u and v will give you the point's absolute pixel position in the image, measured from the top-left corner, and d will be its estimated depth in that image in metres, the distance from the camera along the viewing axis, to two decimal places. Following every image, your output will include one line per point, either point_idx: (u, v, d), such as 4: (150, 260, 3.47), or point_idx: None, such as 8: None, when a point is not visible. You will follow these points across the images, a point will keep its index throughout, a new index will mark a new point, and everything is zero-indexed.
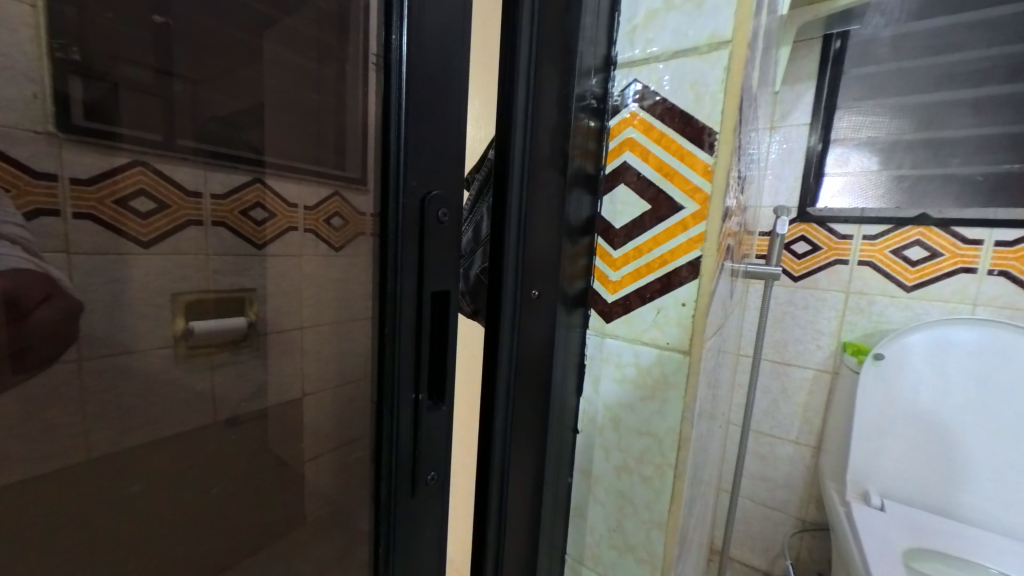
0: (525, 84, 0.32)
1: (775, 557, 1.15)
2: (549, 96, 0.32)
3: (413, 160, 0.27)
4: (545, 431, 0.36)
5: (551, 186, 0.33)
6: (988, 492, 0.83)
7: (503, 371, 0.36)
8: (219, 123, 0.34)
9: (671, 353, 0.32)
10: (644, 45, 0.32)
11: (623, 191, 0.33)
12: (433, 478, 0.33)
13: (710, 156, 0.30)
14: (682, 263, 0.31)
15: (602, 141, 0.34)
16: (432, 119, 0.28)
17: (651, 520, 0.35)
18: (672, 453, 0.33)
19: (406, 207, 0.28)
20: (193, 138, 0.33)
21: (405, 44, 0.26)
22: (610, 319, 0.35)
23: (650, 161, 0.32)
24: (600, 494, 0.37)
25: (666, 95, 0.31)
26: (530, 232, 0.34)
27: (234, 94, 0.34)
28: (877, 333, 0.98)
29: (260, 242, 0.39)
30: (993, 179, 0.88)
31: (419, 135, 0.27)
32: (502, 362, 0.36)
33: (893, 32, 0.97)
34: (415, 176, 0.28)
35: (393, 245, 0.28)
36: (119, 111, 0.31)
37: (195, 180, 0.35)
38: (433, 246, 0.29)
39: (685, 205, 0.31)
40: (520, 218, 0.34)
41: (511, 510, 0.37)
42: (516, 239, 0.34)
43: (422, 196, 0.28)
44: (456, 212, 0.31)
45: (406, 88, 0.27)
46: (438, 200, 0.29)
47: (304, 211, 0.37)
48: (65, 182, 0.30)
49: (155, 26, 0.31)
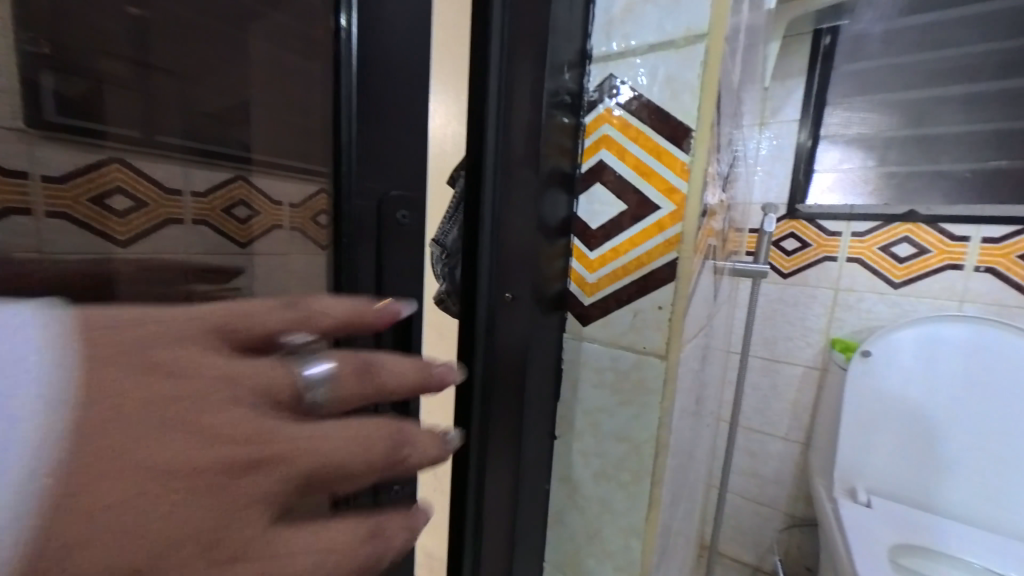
0: (496, 75, 0.31)
1: (764, 553, 1.15)
2: (523, 89, 0.31)
3: (369, 159, 0.27)
4: (521, 438, 0.35)
5: (526, 184, 0.31)
6: (971, 488, 0.84)
7: (478, 378, 0.34)
8: (208, 119, 0.31)
9: (648, 358, 0.32)
10: (621, 39, 0.31)
11: (600, 191, 0.32)
12: (398, 489, 0.32)
13: (686, 154, 0.29)
14: (658, 264, 0.31)
15: (577, 138, 0.33)
16: (393, 116, 0.27)
17: (629, 527, 0.34)
18: (650, 460, 0.33)
19: (361, 208, 0.27)
20: (178, 135, 0.31)
21: (358, 33, 0.25)
22: (587, 322, 0.34)
23: (626, 160, 0.31)
24: (578, 500, 0.36)
25: (642, 91, 0.30)
26: (503, 231, 0.32)
27: (219, 88, 0.31)
28: (865, 329, 0.99)
29: (245, 240, 0.34)
30: (980, 175, 0.89)
31: (374, 133, 0.26)
32: (476, 376, 0.34)
33: (883, 28, 0.97)
34: (371, 176, 0.27)
35: (347, 249, 0.27)
36: (102, 106, 0.28)
37: (175, 178, 0.31)
38: (394, 249, 0.29)
39: (662, 205, 0.30)
40: (494, 216, 0.32)
41: (488, 524, 0.35)
42: (489, 239, 0.32)
43: (379, 197, 0.27)
44: (421, 213, 0.29)
45: (358, 83, 0.25)
46: (397, 201, 0.28)
47: (291, 209, 0.34)
48: (36, 180, 0.27)
49: (132, 19, 0.28)
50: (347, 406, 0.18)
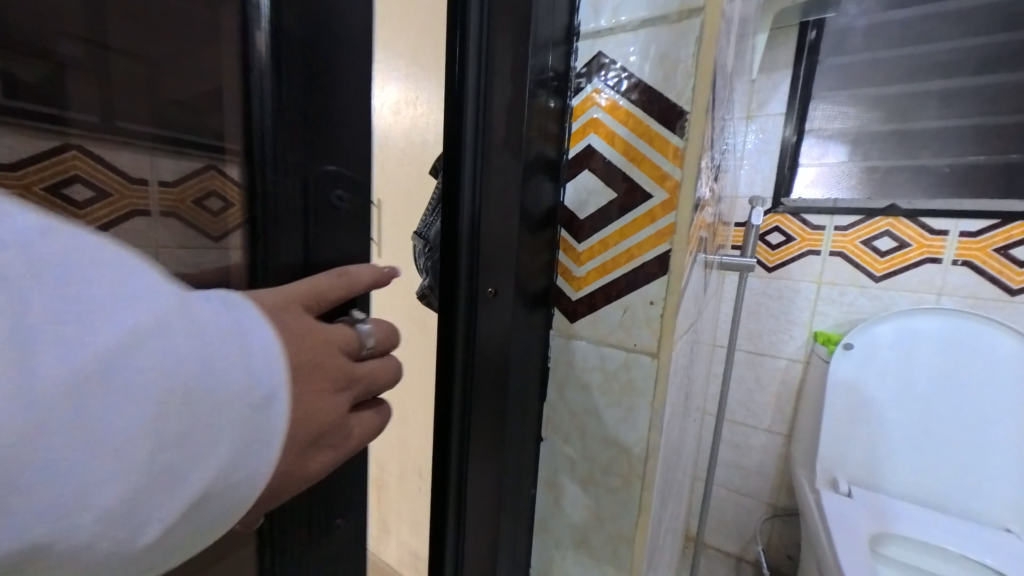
0: (475, 58, 0.29)
1: (747, 543, 1.17)
2: (503, 67, 0.28)
3: (293, 134, 0.24)
4: (502, 444, 0.33)
5: (508, 171, 0.29)
6: (945, 476, 0.86)
7: (458, 375, 0.33)
8: (182, 108, 0.22)
9: (639, 356, 0.30)
10: (611, 14, 0.28)
11: (588, 179, 0.30)
12: (342, 523, 0.30)
13: (680, 138, 0.27)
14: (649, 257, 0.29)
15: (564, 122, 0.31)
16: (336, 92, 0.25)
17: (618, 534, 0.33)
18: (639, 464, 0.31)
19: (285, 186, 0.25)
20: (149, 122, 0.22)
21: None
22: (575, 319, 0.32)
23: (616, 145, 0.29)
24: (566, 506, 0.34)
25: (633, 71, 0.28)
26: (484, 222, 0.30)
27: (189, 69, 0.22)
28: (847, 323, 1.00)
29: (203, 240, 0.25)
30: (959, 170, 0.90)
31: (301, 101, 0.24)
32: (454, 376, 0.33)
33: (866, 22, 0.97)
34: (294, 152, 0.25)
35: (271, 240, 0.25)
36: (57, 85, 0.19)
37: (139, 167, 0.22)
38: (316, 231, 0.26)
39: (655, 193, 0.28)
40: (475, 206, 0.31)
41: (471, 530, 0.34)
42: (470, 229, 0.31)
43: (309, 177, 0.25)
44: (358, 194, 0.28)
45: (279, 49, 0.23)
46: (331, 178, 0.26)
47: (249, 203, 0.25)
48: None
49: None
50: (334, 381, 0.20)
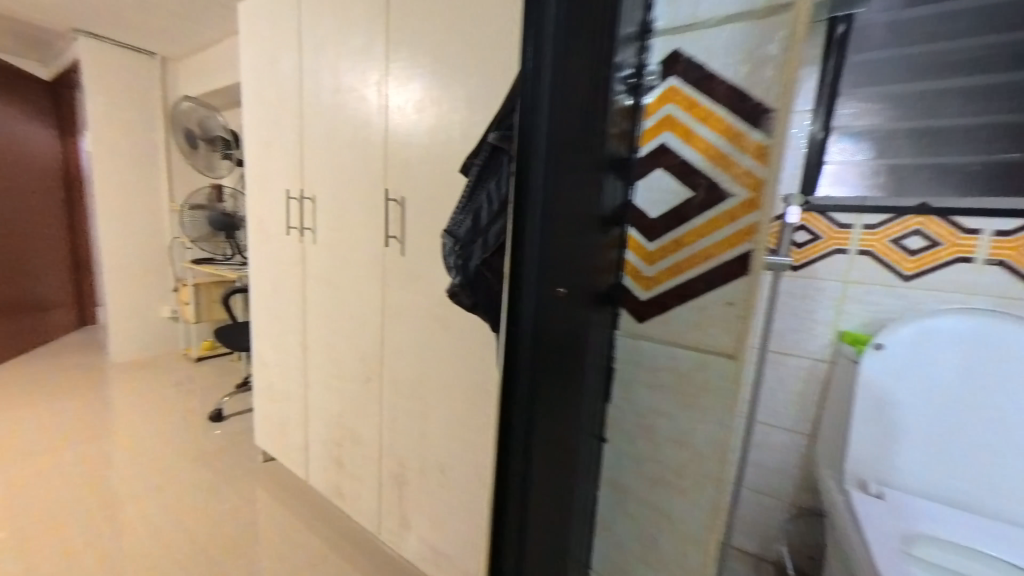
0: (549, 47, 0.28)
1: (769, 543, 1.17)
2: (575, 70, 0.29)
3: None
4: (575, 454, 0.36)
5: (582, 172, 0.31)
6: (977, 478, 0.85)
7: (522, 381, 0.31)
8: None
9: (716, 360, 0.36)
10: (689, 15, 0.34)
11: (661, 176, 0.36)
12: None
13: (760, 134, 0.32)
14: (730, 254, 0.34)
15: (638, 120, 0.35)
16: None
17: (686, 533, 0.39)
18: (710, 470, 0.37)
19: None
20: None
21: None
22: (646, 317, 0.37)
23: (697, 146, 0.34)
24: (629, 504, 0.40)
25: (713, 70, 0.34)
26: (551, 212, 0.30)
27: None
28: (875, 322, 0.99)
29: None
30: (991, 168, 0.87)
31: None
32: (518, 390, 0.31)
33: (891, 17, 0.95)
34: None
35: None
36: None
37: None
38: None
39: (736, 193, 0.34)
40: (543, 193, 0.29)
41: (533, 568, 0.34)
42: (536, 220, 0.29)
43: None
44: None
45: None
46: None
47: None
48: None
49: None
50: None
